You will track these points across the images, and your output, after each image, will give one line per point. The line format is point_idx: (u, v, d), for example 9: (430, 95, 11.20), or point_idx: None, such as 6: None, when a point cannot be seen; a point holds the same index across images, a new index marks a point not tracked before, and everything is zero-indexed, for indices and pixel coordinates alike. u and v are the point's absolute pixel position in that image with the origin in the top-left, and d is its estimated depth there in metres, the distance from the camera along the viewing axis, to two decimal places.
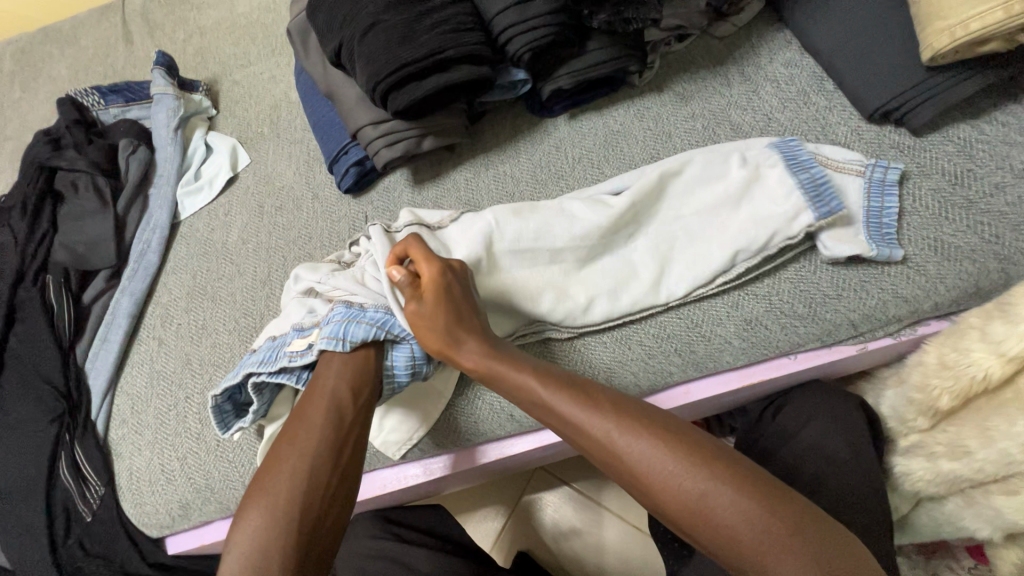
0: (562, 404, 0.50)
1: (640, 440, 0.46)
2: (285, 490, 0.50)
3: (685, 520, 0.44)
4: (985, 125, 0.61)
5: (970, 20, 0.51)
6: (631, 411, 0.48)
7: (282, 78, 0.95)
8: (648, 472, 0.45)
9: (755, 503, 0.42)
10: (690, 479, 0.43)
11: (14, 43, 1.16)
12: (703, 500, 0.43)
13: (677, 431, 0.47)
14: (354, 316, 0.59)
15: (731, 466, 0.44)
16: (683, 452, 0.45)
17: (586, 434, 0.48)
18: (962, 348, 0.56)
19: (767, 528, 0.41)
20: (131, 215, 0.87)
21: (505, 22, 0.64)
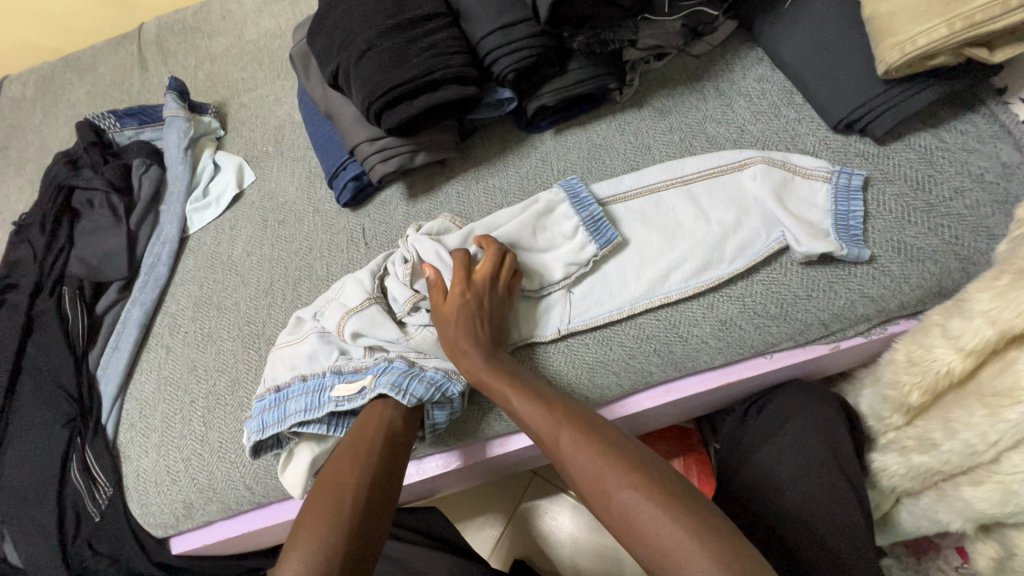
0: (528, 410, 0.55)
1: (587, 447, 0.50)
2: (348, 503, 0.52)
3: (615, 527, 0.47)
4: (945, 133, 0.65)
5: (917, 37, 0.55)
6: (585, 424, 0.53)
7: (287, 100, 1.00)
8: (586, 473, 0.49)
9: (678, 520, 0.44)
10: (620, 488, 0.47)
11: (36, 72, 1.23)
12: (626, 507, 0.46)
13: (623, 446, 0.50)
14: (414, 373, 0.63)
15: (661, 484, 0.46)
16: (620, 464, 0.48)
17: (542, 436, 0.54)
18: (926, 344, 0.57)
19: (683, 543, 0.43)
20: (142, 230, 0.92)
21: (490, 45, 0.69)
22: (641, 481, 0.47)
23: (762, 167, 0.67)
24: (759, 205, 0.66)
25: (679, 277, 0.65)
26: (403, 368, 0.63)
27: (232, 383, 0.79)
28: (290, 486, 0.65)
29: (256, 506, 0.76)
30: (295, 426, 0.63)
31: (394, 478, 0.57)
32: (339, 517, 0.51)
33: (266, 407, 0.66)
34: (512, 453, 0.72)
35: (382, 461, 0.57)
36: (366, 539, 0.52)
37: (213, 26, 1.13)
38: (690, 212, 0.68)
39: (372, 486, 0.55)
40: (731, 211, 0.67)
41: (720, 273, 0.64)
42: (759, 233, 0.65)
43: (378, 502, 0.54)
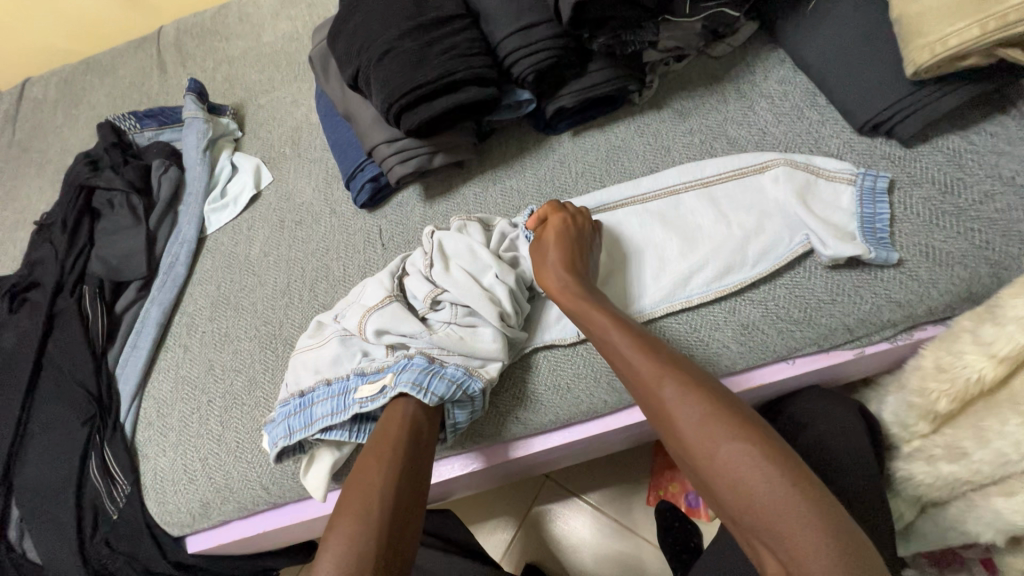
0: (628, 347, 0.54)
1: (691, 392, 0.48)
2: (376, 503, 0.52)
3: (709, 477, 0.45)
4: (974, 136, 0.63)
5: (948, 37, 0.54)
6: (689, 370, 0.51)
7: (304, 102, 1.01)
8: (686, 419, 0.47)
9: (785, 476, 0.42)
10: (724, 436, 0.45)
11: (59, 75, 1.25)
12: (729, 458, 0.44)
13: (725, 397, 0.48)
14: (435, 370, 0.62)
15: (768, 441, 0.44)
16: (724, 414, 0.46)
17: (640, 377, 0.52)
18: (956, 351, 0.56)
19: (793, 505, 0.41)
20: (161, 230, 0.92)
21: (510, 47, 0.68)
22: (745, 434, 0.45)
23: (784, 169, 0.66)
24: (782, 208, 0.66)
25: (700, 281, 0.64)
26: (422, 363, 0.62)
27: (248, 383, 0.79)
28: (311, 488, 0.66)
29: (271, 506, 0.76)
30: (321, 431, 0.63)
31: (420, 472, 0.56)
32: (368, 520, 0.50)
33: (289, 413, 0.66)
34: (529, 457, 0.71)
35: (408, 458, 0.56)
36: (400, 537, 0.52)
37: (231, 29, 1.14)
38: (710, 214, 0.67)
39: (400, 485, 0.54)
40: (753, 215, 0.66)
41: (742, 277, 0.63)
42: (783, 236, 0.64)
43: (409, 501, 0.54)
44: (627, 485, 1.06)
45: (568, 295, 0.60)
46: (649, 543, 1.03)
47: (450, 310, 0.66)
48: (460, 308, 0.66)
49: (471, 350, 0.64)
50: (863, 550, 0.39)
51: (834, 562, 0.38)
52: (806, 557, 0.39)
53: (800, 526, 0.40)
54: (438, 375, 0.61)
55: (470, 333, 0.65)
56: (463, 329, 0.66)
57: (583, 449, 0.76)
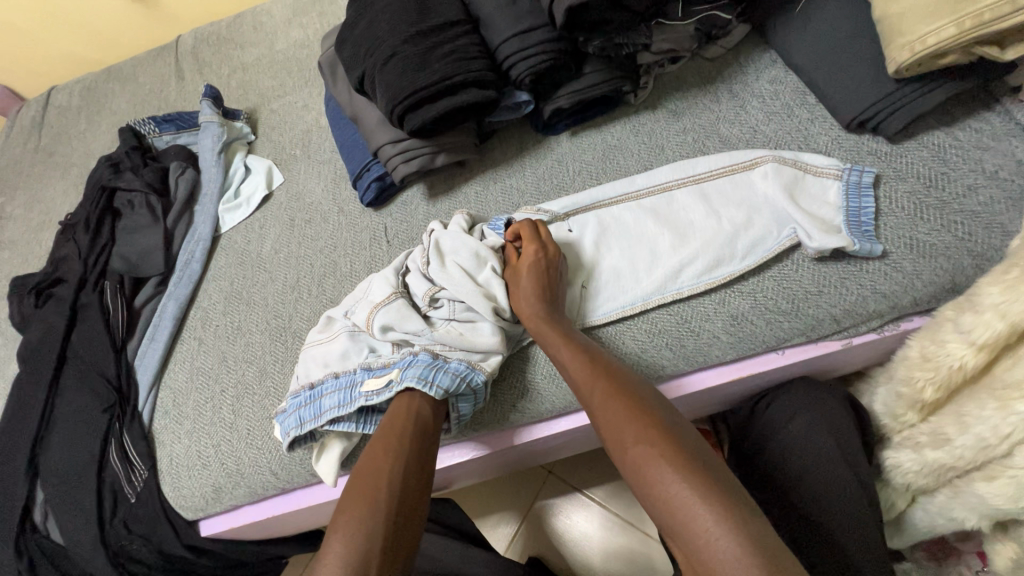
0: (571, 360, 0.58)
1: (613, 400, 0.52)
2: (385, 489, 0.55)
3: (632, 484, 0.48)
4: (958, 132, 0.65)
5: (926, 36, 0.55)
6: (617, 382, 0.55)
7: (314, 106, 1.05)
8: (610, 425, 0.51)
9: (685, 475, 0.44)
10: (634, 443, 0.48)
11: (83, 83, 1.31)
12: (639, 459, 0.47)
13: (647, 405, 0.52)
14: (438, 365, 0.65)
15: (679, 445, 0.47)
16: (639, 420, 0.50)
17: (580, 388, 0.57)
18: (939, 340, 0.58)
19: (688, 502, 0.43)
20: (178, 229, 0.97)
21: (508, 50, 0.71)
22: (654, 437, 0.48)
23: (773, 166, 0.68)
24: (771, 203, 0.68)
25: (690, 274, 0.66)
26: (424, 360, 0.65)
27: (259, 373, 0.83)
28: (322, 474, 0.69)
29: (280, 491, 0.79)
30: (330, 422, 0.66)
31: (426, 461, 0.60)
32: (378, 505, 0.53)
33: (298, 405, 0.69)
34: (528, 444, 0.74)
35: (416, 445, 0.59)
36: (408, 523, 0.55)
37: (245, 37, 1.19)
38: (701, 210, 0.70)
39: (410, 473, 0.57)
40: (742, 210, 0.68)
41: (731, 270, 0.65)
42: (771, 230, 0.66)
43: (415, 488, 0.57)
44: (628, 479, 1.08)
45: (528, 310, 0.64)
46: (650, 538, 1.04)
47: (450, 305, 0.69)
48: (460, 305, 0.69)
49: (471, 345, 0.67)
50: (759, 543, 0.40)
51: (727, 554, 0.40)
52: (702, 547, 0.41)
53: (693, 519, 0.42)
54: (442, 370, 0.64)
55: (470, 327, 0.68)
56: (464, 324, 0.68)
57: (579, 438, 0.78)
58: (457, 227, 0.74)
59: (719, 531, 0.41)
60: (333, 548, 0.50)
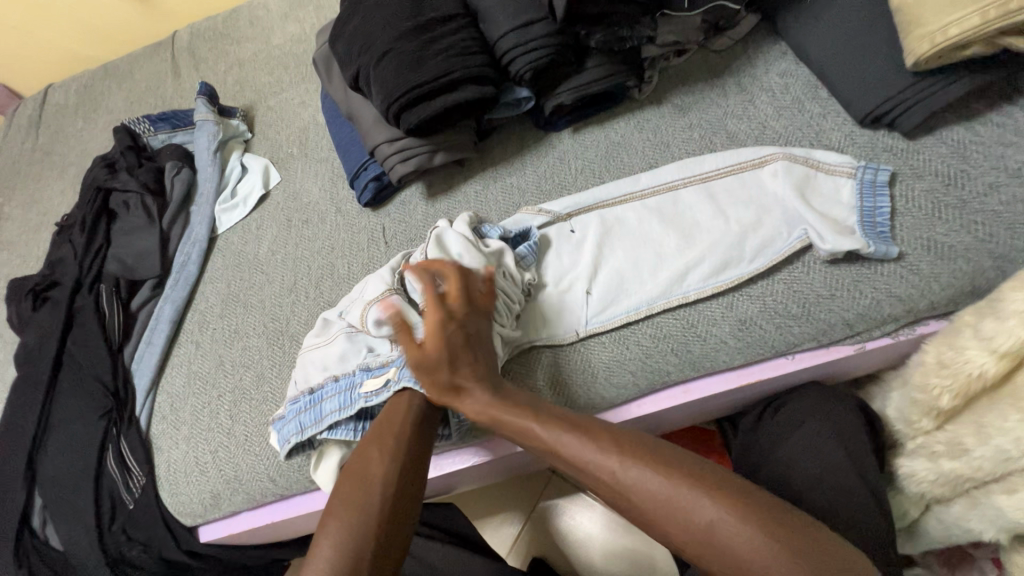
0: (567, 440, 0.53)
1: (643, 476, 0.49)
2: (377, 502, 0.54)
3: (693, 552, 0.47)
4: (980, 127, 0.62)
5: (948, 27, 0.53)
6: (634, 452, 0.51)
7: (311, 103, 1.03)
8: (651, 500, 0.49)
9: (751, 525, 0.45)
10: (693, 509, 0.47)
11: (79, 80, 1.29)
12: (700, 526, 0.46)
13: (677, 461, 0.50)
14: None
15: (727, 495, 0.47)
16: (679, 485, 0.48)
17: (592, 475, 0.51)
18: (958, 346, 0.55)
19: (761, 550, 0.44)
20: (174, 230, 0.95)
21: (507, 46, 0.69)
22: (708, 496, 0.47)
23: (783, 163, 0.65)
24: (781, 202, 0.65)
25: (697, 277, 0.64)
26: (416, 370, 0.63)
27: (257, 378, 0.81)
28: (322, 484, 0.67)
29: (279, 497, 0.78)
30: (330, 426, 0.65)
31: (420, 465, 0.58)
32: (365, 513, 0.54)
33: (297, 411, 0.68)
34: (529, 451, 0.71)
35: (408, 450, 0.57)
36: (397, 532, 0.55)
37: (241, 32, 1.17)
38: (708, 210, 0.67)
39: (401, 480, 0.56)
40: (751, 209, 0.66)
41: (740, 273, 0.63)
42: (781, 231, 0.63)
43: (406, 498, 0.56)
44: None
45: (439, 372, 0.56)
46: (655, 540, 1.03)
47: None
48: None
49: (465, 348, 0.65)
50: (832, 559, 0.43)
51: None
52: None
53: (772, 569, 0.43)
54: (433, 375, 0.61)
55: None
56: None
57: None
58: (459, 228, 0.69)
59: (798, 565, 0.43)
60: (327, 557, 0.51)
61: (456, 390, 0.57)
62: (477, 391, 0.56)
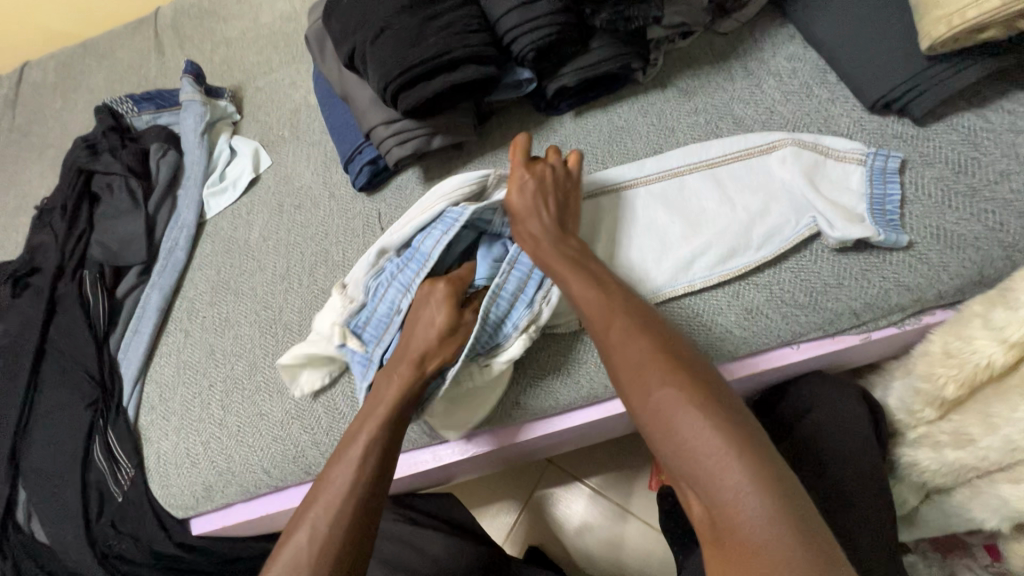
0: (584, 294, 0.55)
1: (638, 342, 0.50)
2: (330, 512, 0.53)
3: (645, 422, 0.47)
4: (991, 114, 0.61)
5: (966, 9, 0.51)
6: (640, 320, 0.52)
7: (302, 84, 0.99)
8: (632, 360, 0.49)
9: (715, 424, 0.43)
10: (660, 385, 0.46)
11: (56, 58, 1.24)
12: (663, 402, 0.45)
13: (676, 348, 0.50)
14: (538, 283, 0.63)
15: (707, 391, 0.46)
16: (665, 362, 0.48)
17: (593, 324, 0.53)
18: (966, 336, 0.55)
19: (714, 443, 0.42)
20: (160, 214, 0.92)
21: (509, 24, 0.66)
22: (684, 382, 0.46)
23: (792, 150, 0.64)
24: (789, 189, 0.64)
25: (703, 265, 0.63)
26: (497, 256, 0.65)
27: (249, 368, 0.79)
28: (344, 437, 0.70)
29: (274, 489, 0.77)
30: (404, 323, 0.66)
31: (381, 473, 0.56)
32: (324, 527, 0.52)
33: (387, 283, 0.66)
34: (529, 441, 0.71)
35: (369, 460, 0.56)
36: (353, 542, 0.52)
37: (228, 9, 1.12)
38: (714, 197, 0.65)
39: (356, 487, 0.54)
40: (758, 197, 0.64)
41: (747, 261, 0.62)
42: (789, 219, 0.62)
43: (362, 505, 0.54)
44: (629, 468, 1.06)
45: (525, 205, 0.62)
46: (652, 528, 1.03)
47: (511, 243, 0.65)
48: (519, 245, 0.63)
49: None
50: (785, 487, 0.40)
51: (751, 501, 0.39)
52: (725, 500, 0.41)
53: (720, 468, 0.41)
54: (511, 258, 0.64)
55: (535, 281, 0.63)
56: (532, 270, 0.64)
57: (580, 434, 0.77)
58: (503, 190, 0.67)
59: (746, 473, 0.41)
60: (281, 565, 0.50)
61: (525, 222, 0.61)
62: (538, 229, 0.60)
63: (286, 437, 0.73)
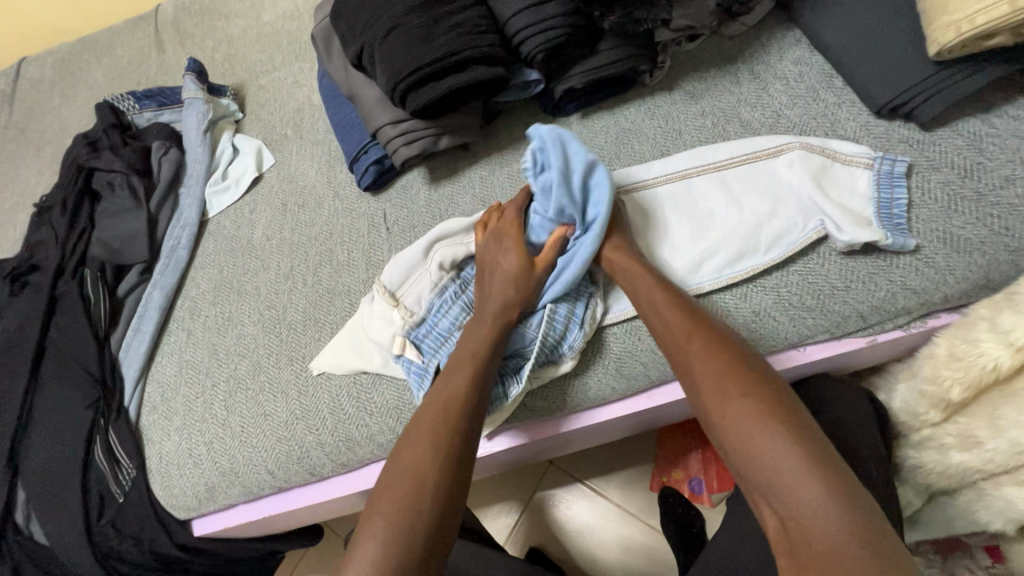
0: (663, 313, 0.57)
1: (717, 359, 0.51)
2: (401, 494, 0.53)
3: (722, 439, 0.48)
4: (996, 119, 0.62)
5: (975, 15, 0.52)
6: (721, 339, 0.53)
7: (306, 83, 0.99)
8: (710, 379, 0.51)
9: (793, 445, 0.44)
10: (738, 400, 0.48)
11: (54, 53, 1.22)
12: (742, 421, 0.47)
13: (752, 367, 0.51)
14: (572, 318, 0.65)
15: (787, 411, 0.47)
16: (744, 381, 0.49)
17: (671, 341, 0.55)
18: (972, 339, 0.56)
19: (794, 464, 0.43)
20: (162, 213, 0.91)
21: (519, 25, 0.66)
22: (761, 400, 0.47)
23: (799, 153, 0.64)
24: (797, 192, 0.64)
25: (711, 267, 0.63)
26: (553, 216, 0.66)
27: (253, 367, 0.79)
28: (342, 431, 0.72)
29: (277, 490, 0.76)
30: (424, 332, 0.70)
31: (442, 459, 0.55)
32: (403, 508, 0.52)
33: (451, 300, 0.70)
34: (537, 442, 0.71)
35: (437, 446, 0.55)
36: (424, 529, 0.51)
37: (231, 7, 1.11)
38: (722, 199, 0.66)
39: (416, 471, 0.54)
40: (766, 199, 0.65)
41: (755, 264, 0.62)
42: (797, 221, 0.62)
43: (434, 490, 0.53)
44: (631, 469, 1.06)
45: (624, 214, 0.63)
46: (653, 529, 1.03)
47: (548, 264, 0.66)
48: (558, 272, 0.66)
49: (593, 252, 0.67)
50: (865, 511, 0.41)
51: (833, 523, 0.41)
52: (803, 514, 0.42)
53: (802, 488, 0.42)
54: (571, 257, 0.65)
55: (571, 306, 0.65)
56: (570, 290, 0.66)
57: (588, 436, 0.78)
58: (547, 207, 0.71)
59: (828, 496, 0.42)
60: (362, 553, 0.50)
61: (619, 248, 0.63)
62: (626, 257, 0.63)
63: (291, 437, 0.73)
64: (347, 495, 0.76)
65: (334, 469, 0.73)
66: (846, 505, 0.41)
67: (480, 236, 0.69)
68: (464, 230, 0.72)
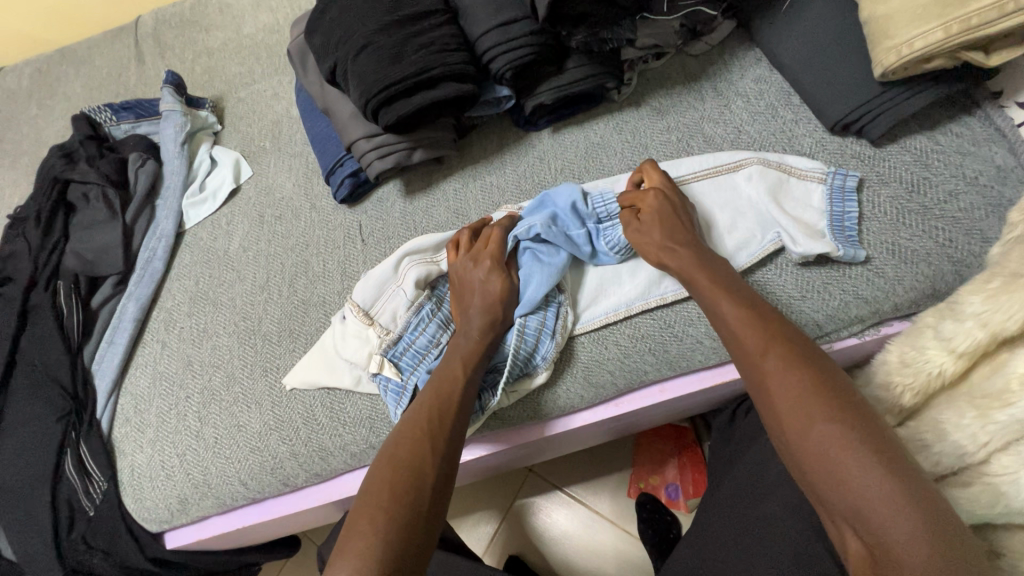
0: (735, 318, 0.55)
1: (795, 370, 0.49)
2: (399, 491, 0.53)
3: (801, 456, 0.46)
4: (940, 136, 0.65)
5: (913, 40, 0.55)
6: (800, 349, 0.50)
7: (284, 96, 1.00)
8: (790, 390, 0.48)
9: (882, 468, 0.42)
10: (823, 421, 0.45)
11: (31, 64, 1.22)
12: (825, 441, 0.44)
13: (832, 379, 0.48)
14: (544, 329, 0.66)
15: (874, 434, 0.44)
16: (828, 397, 0.46)
17: (743, 346, 0.53)
18: (919, 346, 0.58)
19: (880, 490, 0.41)
20: (138, 225, 0.91)
21: (488, 43, 0.68)
22: (849, 422, 0.45)
23: (758, 168, 0.67)
24: (756, 206, 0.67)
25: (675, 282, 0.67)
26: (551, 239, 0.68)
27: (227, 379, 0.79)
28: (315, 442, 0.72)
29: (250, 501, 0.76)
30: (402, 348, 0.71)
31: (436, 459, 0.56)
32: (396, 502, 0.52)
33: (427, 319, 0.72)
34: (506, 451, 0.72)
35: (432, 445, 0.56)
36: (416, 528, 0.51)
37: (210, 20, 1.12)
38: None
39: (411, 466, 0.55)
40: (727, 213, 0.67)
41: None
42: (755, 234, 0.65)
43: (427, 486, 0.54)
44: (608, 476, 1.08)
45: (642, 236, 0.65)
46: (632, 535, 1.04)
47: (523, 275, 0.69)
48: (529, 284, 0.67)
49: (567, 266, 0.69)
50: (958, 541, 0.39)
51: (923, 555, 0.39)
52: (896, 543, 0.40)
53: (894, 516, 0.40)
54: (528, 279, 0.68)
55: (543, 318, 0.67)
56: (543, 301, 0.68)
57: (554, 445, 0.79)
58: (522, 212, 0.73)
59: (920, 526, 0.40)
60: (354, 546, 0.49)
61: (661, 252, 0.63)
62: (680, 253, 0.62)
63: (264, 448, 0.73)
64: (322, 505, 0.76)
65: (307, 479, 0.74)
66: (936, 533, 0.39)
67: (454, 255, 0.72)
68: (434, 248, 0.74)
